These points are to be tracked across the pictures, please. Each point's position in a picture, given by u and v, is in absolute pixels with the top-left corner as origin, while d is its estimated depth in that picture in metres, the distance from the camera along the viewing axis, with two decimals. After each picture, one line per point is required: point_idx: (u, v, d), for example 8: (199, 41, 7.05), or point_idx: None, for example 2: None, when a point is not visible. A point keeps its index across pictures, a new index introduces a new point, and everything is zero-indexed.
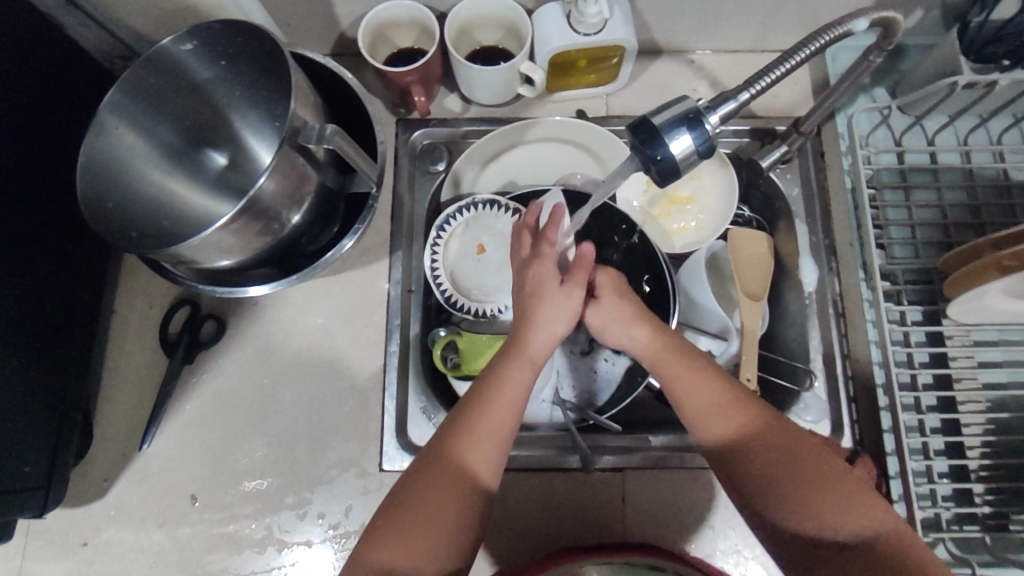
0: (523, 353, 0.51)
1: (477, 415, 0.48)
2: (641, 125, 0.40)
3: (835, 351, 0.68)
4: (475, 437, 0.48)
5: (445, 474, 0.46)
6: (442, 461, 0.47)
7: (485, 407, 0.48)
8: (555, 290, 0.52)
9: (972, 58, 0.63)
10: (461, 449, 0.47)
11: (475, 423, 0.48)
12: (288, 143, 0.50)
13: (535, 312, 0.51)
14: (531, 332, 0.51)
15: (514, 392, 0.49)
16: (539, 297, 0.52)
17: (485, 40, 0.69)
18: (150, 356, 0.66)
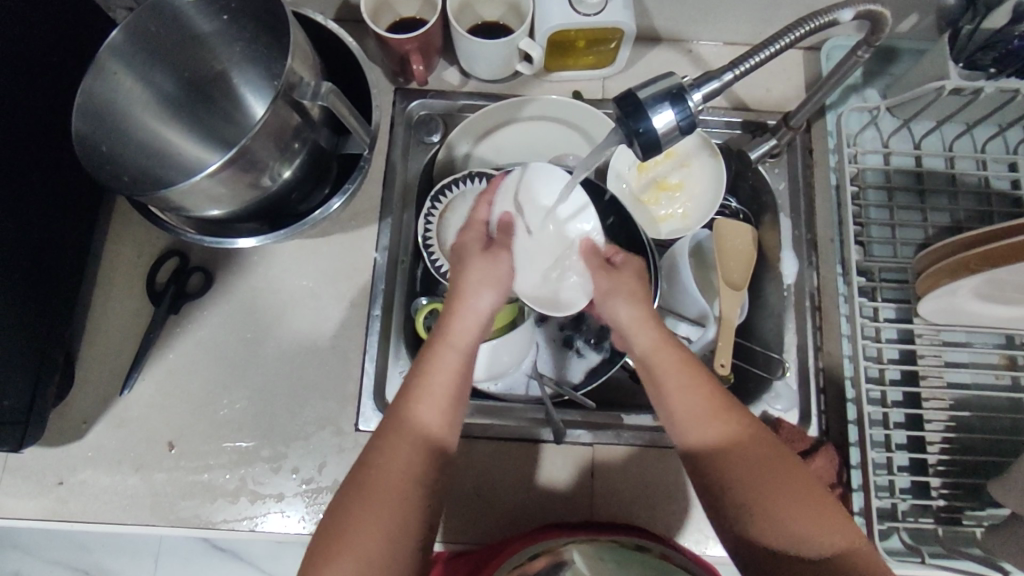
0: (454, 345, 0.54)
1: (418, 403, 0.51)
2: (626, 98, 0.41)
3: (809, 343, 0.70)
4: (420, 425, 0.51)
5: (400, 462, 0.49)
6: (401, 445, 0.49)
7: (425, 393, 0.51)
8: (494, 284, 0.57)
9: (962, 63, 0.64)
10: (412, 431, 0.50)
11: (422, 410, 0.51)
12: (283, 98, 0.51)
13: (465, 308, 0.55)
14: (465, 324, 0.55)
15: (448, 378, 0.52)
16: (476, 294, 0.56)
17: (487, 15, 0.70)
18: (136, 304, 0.67)
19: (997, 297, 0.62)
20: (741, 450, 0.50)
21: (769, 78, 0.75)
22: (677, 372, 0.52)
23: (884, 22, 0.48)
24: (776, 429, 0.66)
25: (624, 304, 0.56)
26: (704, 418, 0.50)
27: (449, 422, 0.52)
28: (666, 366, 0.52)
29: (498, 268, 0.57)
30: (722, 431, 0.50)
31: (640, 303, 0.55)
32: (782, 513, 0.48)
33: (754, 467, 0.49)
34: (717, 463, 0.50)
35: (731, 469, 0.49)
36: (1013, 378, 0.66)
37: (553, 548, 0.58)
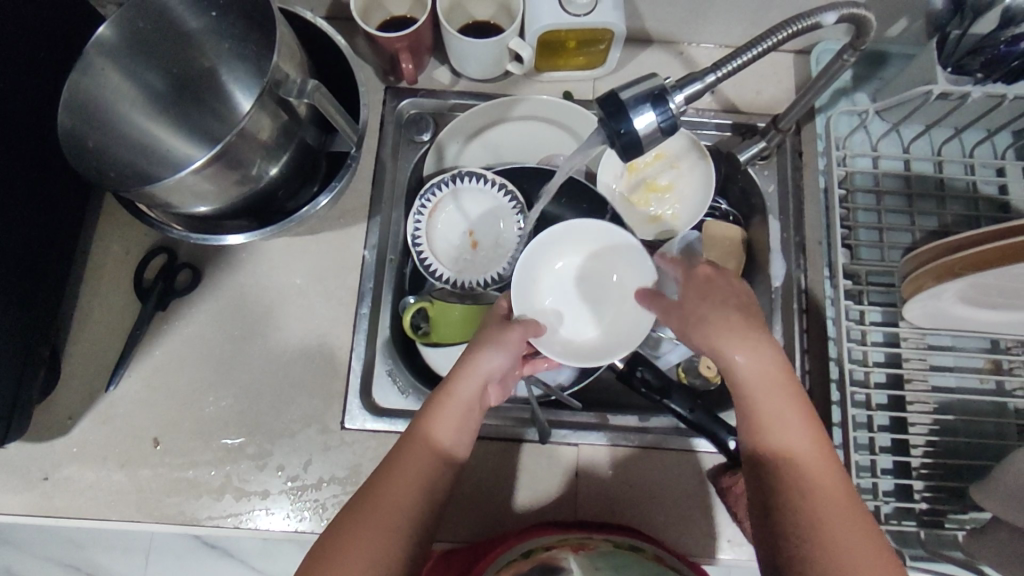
0: (462, 387, 0.54)
1: (437, 413, 0.54)
2: (608, 99, 0.41)
3: (796, 345, 0.70)
4: (438, 437, 0.53)
5: (413, 458, 0.52)
6: (416, 444, 0.52)
7: (444, 405, 0.54)
8: (506, 345, 0.57)
9: (950, 68, 0.64)
10: (424, 437, 0.52)
11: (438, 419, 0.54)
12: (269, 96, 0.52)
13: (481, 360, 0.56)
14: (477, 378, 0.55)
15: (456, 418, 0.54)
16: (491, 350, 0.56)
17: (478, 14, 0.70)
18: (123, 299, 0.67)
19: (981, 302, 0.63)
20: (816, 470, 0.47)
21: (760, 81, 0.76)
22: (778, 386, 0.50)
23: (868, 25, 0.48)
24: None
25: (721, 323, 0.52)
26: (792, 438, 0.48)
27: (463, 440, 0.54)
28: (765, 384, 0.50)
29: (511, 332, 0.58)
30: (806, 449, 0.48)
31: (742, 325, 0.52)
32: (843, 539, 0.44)
33: (824, 487, 0.46)
34: (790, 474, 0.47)
35: (801, 481, 0.47)
36: (997, 382, 0.66)
37: (541, 554, 0.56)
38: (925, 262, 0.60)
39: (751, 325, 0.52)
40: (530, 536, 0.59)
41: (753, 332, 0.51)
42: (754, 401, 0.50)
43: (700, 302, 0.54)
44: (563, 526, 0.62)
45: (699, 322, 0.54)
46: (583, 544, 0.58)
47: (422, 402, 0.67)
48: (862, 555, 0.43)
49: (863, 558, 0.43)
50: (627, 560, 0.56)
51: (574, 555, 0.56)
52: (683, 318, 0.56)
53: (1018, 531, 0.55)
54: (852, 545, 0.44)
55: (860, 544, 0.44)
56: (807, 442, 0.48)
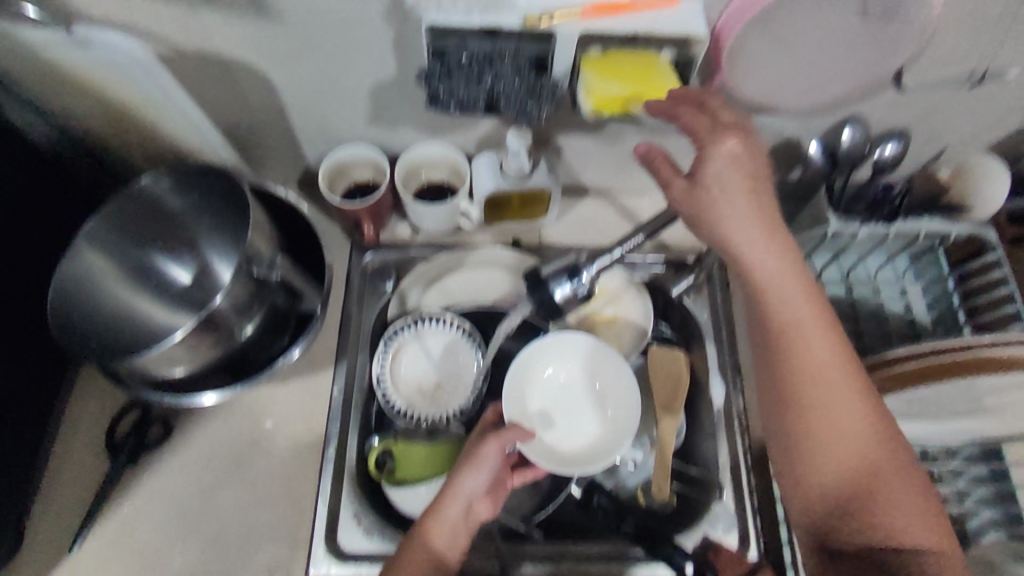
0: (450, 498, 0.59)
1: (429, 523, 0.59)
2: (534, 274, 0.49)
3: (742, 464, 0.74)
4: (428, 544, 0.58)
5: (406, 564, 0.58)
6: (410, 550, 0.58)
7: (434, 515, 0.59)
8: (483, 466, 0.60)
9: (840, 211, 0.75)
10: (418, 544, 0.58)
11: (430, 529, 0.58)
12: (243, 271, 0.59)
13: (462, 482, 0.60)
14: (457, 501, 0.59)
15: (440, 538, 0.58)
16: (471, 471, 0.60)
17: (431, 178, 0.80)
18: (94, 456, 0.69)
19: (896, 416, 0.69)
20: (863, 431, 0.55)
21: None
22: (804, 311, 0.55)
23: None
24: (714, 552, 0.69)
25: (787, 290, 0.55)
26: (824, 385, 0.55)
27: (452, 550, 0.58)
28: (812, 359, 0.55)
29: (486, 448, 0.61)
30: (845, 413, 0.55)
31: (786, 271, 0.54)
32: (889, 504, 0.54)
33: (866, 443, 0.55)
34: (815, 393, 0.55)
35: (812, 412, 0.55)
36: None
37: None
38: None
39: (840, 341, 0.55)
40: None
41: (841, 344, 0.55)
42: (800, 334, 0.55)
43: (783, 291, 0.54)
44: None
45: (795, 316, 0.55)
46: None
47: (386, 544, 0.69)
48: (894, 518, 0.54)
49: (905, 517, 0.54)
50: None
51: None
52: (717, 237, 0.54)
53: None
54: (897, 520, 0.54)
55: (900, 491, 0.54)
56: (856, 418, 0.55)
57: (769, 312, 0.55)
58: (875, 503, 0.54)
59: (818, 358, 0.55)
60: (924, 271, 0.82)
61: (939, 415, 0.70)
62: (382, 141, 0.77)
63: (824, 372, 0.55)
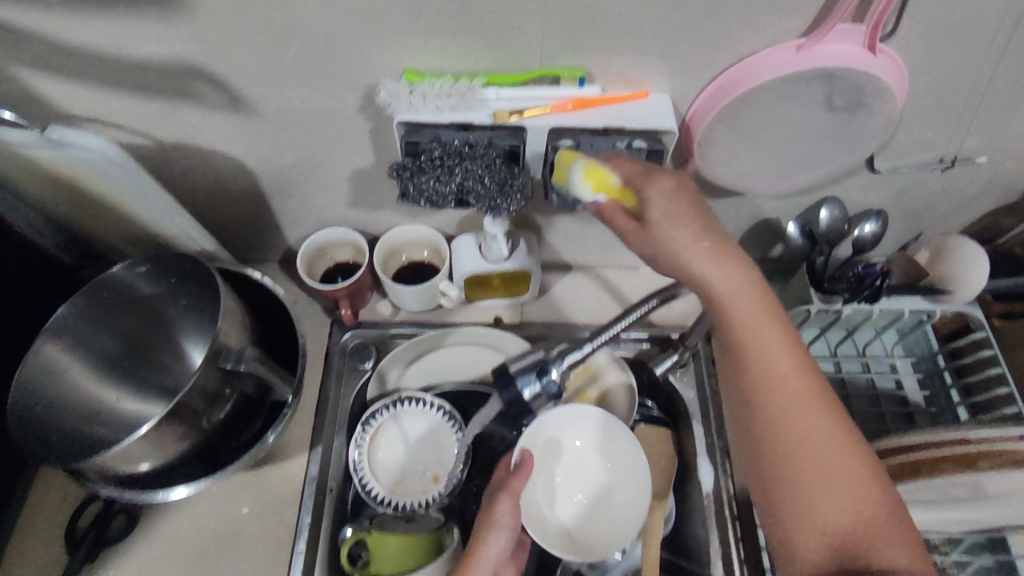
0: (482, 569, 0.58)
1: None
2: (501, 372, 0.48)
3: (733, 555, 0.71)
4: None
5: None
6: None
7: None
8: (506, 526, 0.61)
9: (819, 290, 0.73)
10: None
11: None
12: (209, 363, 0.58)
13: (487, 545, 0.60)
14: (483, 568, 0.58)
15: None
16: (492, 532, 0.60)
17: (413, 256, 0.80)
18: (53, 551, 0.66)
19: None
20: (846, 468, 0.48)
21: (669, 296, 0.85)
22: (763, 326, 0.49)
23: None
24: None
25: (760, 322, 0.49)
26: (801, 416, 0.49)
27: None
28: (778, 380, 0.49)
29: (501, 504, 0.62)
30: (823, 439, 0.49)
31: (755, 294, 0.49)
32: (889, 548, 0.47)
33: (840, 471, 0.48)
34: (771, 414, 0.50)
35: (789, 448, 0.49)
36: None
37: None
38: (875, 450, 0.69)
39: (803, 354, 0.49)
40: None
41: (804, 360, 0.50)
42: (750, 355, 0.50)
43: (756, 330, 0.49)
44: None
45: (760, 342, 0.49)
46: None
47: None
48: (878, 549, 0.47)
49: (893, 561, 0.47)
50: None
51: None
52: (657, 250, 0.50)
53: None
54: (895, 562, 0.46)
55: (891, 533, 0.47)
56: (830, 447, 0.49)
57: (738, 335, 0.50)
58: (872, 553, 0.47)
59: (789, 380, 0.49)
60: (911, 347, 0.81)
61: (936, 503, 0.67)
62: (362, 221, 0.78)
63: (795, 399, 0.49)
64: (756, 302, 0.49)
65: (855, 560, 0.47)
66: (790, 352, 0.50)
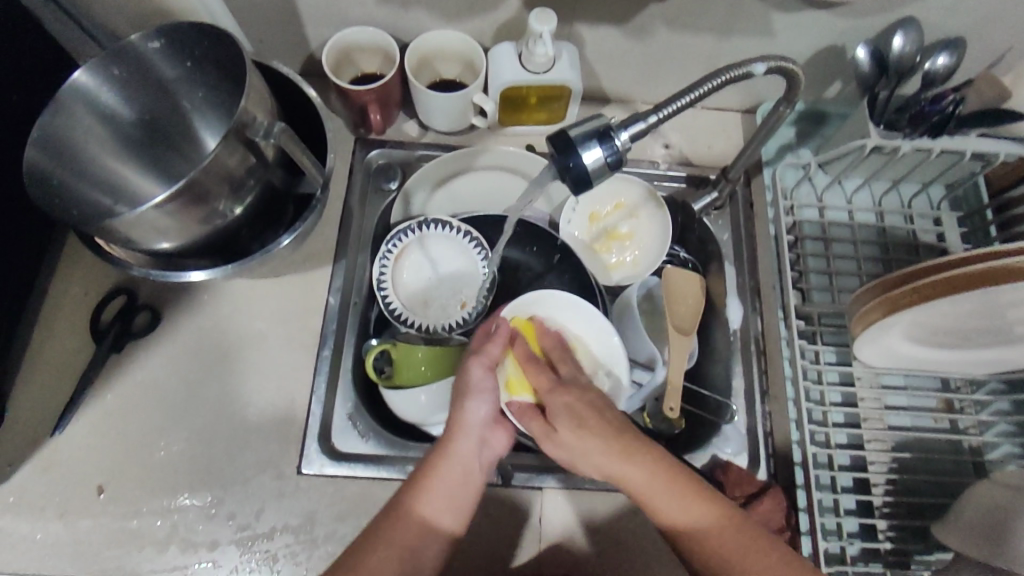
0: (460, 442, 0.56)
1: (428, 478, 0.55)
2: (558, 138, 0.45)
3: (756, 387, 0.71)
4: (424, 506, 0.54)
5: (396, 531, 0.53)
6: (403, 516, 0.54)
7: (443, 461, 0.55)
8: (485, 390, 0.59)
9: (881, 125, 0.69)
10: (416, 510, 0.54)
11: (431, 485, 0.55)
12: (234, 136, 0.53)
13: (465, 412, 0.58)
14: (468, 435, 0.57)
15: (446, 491, 0.55)
16: (469, 399, 0.58)
17: (445, 72, 0.74)
18: (77, 341, 0.66)
19: (924, 340, 0.66)
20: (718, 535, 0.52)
21: (711, 137, 0.81)
22: (620, 458, 0.53)
23: (797, 76, 0.52)
24: (724, 472, 0.67)
25: (584, 428, 0.54)
26: (671, 503, 0.52)
27: (454, 504, 0.55)
28: (655, 494, 0.53)
29: (472, 371, 0.59)
30: (706, 522, 0.52)
31: (615, 454, 0.53)
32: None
33: (737, 548, 0.51)
34: (638, 493, 0.53)
35: (694, 541, 0.52)
36: (951, 421, 0.68)
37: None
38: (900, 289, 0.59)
39: (623, 446, 0.53)
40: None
41: (625, 447, 0.53)
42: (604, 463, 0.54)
43: (577, 436, 0.54)
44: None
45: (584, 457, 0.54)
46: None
47: (382, 446, 0.66)
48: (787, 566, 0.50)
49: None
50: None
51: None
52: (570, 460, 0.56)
53: (983, 564, 0.55)
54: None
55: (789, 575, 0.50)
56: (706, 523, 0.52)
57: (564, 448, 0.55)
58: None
59: (650, 476, 0.53)
60: (959, 201, 0.77)
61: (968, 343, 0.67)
62: (392, 24, 0.71)
63: (662, 490, 0.53)
64: (595, 415, 0.55)
65: None
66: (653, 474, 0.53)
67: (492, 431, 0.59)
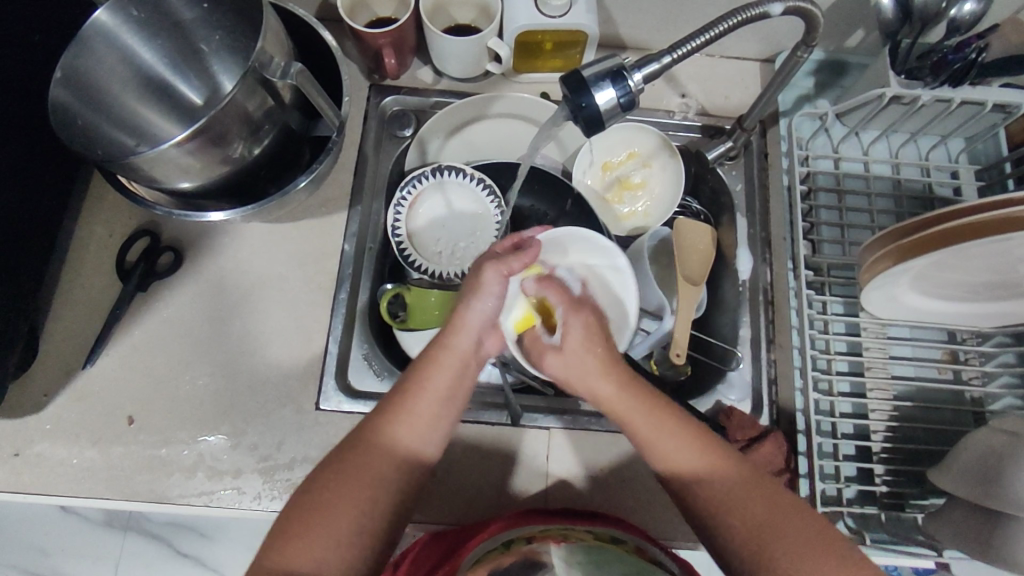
0: (454, 353, 0.56)
1: (410, 398, 0.54)
2: (571, 77, 0.45)
3: (762, 336, 0.72)
4: (405, 429, 0.53)
5: (371, 447, 0.52)
6: (379, 434, 0.53)
7: (426, 381, 0.54)
8: (492, 294, 0.57)
9: (902, 75, 0.67)
10: (398, 429, 0.53)
11: (416, 399, 0.54)
12: (251, 75, 0.53)
13: (468, 314, 0.56)
14: (465, 337, 0.56)
15: (429, 409, 0.54)
16: (476, 301, 0.56)
17: (460, 18, 0.74)
18: (106, 280, 0.68)
19: (932, 292, 0.67)
20: (725, 475, 0.52)
21: (728, 87, 0.80)
22: (643, 416, 0.54)
23: (815, 19, 0.51)
24: (726, 416, 0.68)
25: (592, 344, 0.56)
26: (675, 445, 0.53)
27: (432, 427, 0.54)
28: (677, 460, 0.52)
29: (487, 274, 0.56)
30: (705, 462, 0.52)
31: (649, 402, 0.54)
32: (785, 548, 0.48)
33: (728, 484, 0.51)
34: (646, 424, 0.53)
35: (717, 509, 0.51)
36: (954, 372, 0.70)
37: (523, 548, 0.56)
38: (922, 244, 0.58)
39: (622, 382, 0.55)
40: (516, 524, 0.60)
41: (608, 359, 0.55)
42: (642, 434, 0.54)
43: (577, 350, 0.56)
44: (545, 514, 0.62)
45: (586, 371, 0.55)
46: (565, 537, 0.58)
47: None
48: (772, 511, 0.49)
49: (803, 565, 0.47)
50: (609, 552, 0.57)
51: (555, 547, 0.56)
52: (579, 372, 0.55)
53: (973, 506, 0.57)
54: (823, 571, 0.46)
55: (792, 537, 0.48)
56: (694, 449, 0.53)
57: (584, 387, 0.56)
58: (769, 548, 0.48)
59: (676, 439, 0.53)
60: (978, 155, 0.76)
61: (975, 296, 0.67)
62: None
63: (698, 452, 0.52)
64: (632, 388, 0.55)
65: (762, 548, 0.48)
66: (682, 435, 0.53)
67: (487, 337, 0.58)
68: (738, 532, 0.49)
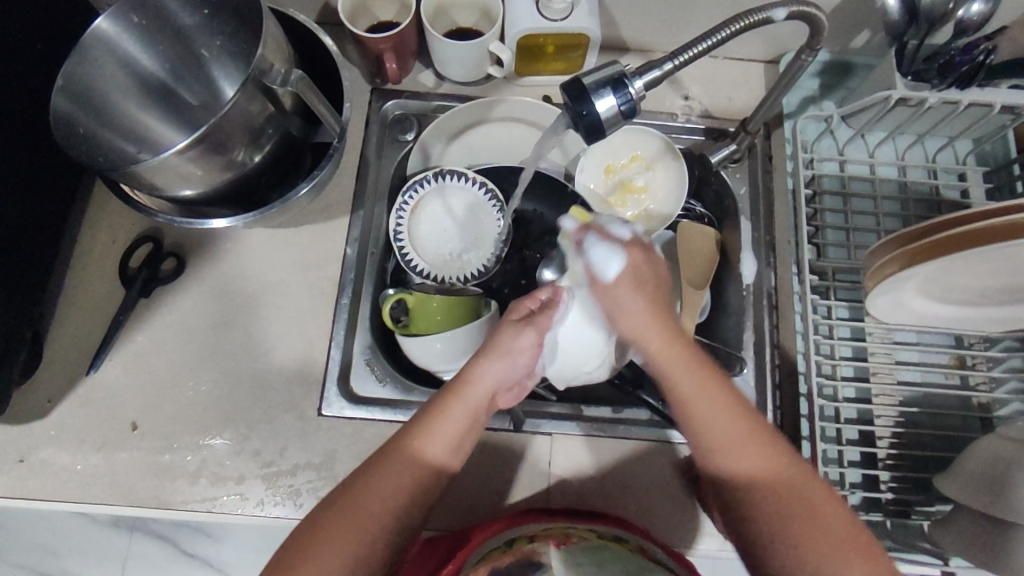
0: (467, 402, 0.54)
1: (427, 432, 0.54)
2: (572, 84, 0.45)
3: (766, 340, 0.72)
4: (420, 459, 0.53)
5: (383, 472, 0.53)
6: (395, 460, 0.53)
7: (445, 419, 0.54)
8: (504, 348, 0.55)
9: (908, 77, 0.66)
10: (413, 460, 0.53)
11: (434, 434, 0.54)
12: (252, 82, 0.53)
13: (481, 366, 0.55)
14: (481, 386, 0.55)
15: (450, 435, 0.54)
16: (489, 353, 0.55)
17: (461, 21, 0.73)
18: (109, 286, 0.69)
19: (940, 296, 0.66)
20: (781, 466, 0.52)
21: (731, 89, 0.79)
22: (685, 375, 0.52)
23: (819, 22, 0.50)
24: None
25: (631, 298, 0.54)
26: (714, 414, 0.52)
27: (447, 459, 0.55)
28: (730, 447, 0.52)
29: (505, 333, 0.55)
30: (764, 463, 0.52)
31: (663, 353, 0.53)
32: (802, 529, 0.50)
33: (798, 480, 0.52)
34: (687, 388, 0.52)
35: (773, 496, 0.51)
36: (961, 377, 0.69)
37: (523, 548, 0.56)
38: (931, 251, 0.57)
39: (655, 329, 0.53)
40: (516, 524, 0.59)
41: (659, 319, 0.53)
42: (687, 410, 0.53)
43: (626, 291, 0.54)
44: (547, 513, 0.62)
45: (637, 329, 0.54)
46: (566, 537, 0.57)
47: (399, 392, 0.68)
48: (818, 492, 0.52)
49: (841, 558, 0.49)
50: (611, 552, 0.57)
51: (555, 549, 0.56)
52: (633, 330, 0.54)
53: (980, 515, 0.56)
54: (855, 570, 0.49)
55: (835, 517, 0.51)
56: (749, 437, 0.52)
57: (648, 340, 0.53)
58: (800, 535, 0.50)
59: (716, 414, 0.52)
60: (986, 156, 0.75)
61: (983, 301, 0.66)
62: None
63: (735, 423, 0.53)
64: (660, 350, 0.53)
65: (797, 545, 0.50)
66: (736, 414, 0.52)
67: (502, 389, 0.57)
68: (774, 504, 0.51)
